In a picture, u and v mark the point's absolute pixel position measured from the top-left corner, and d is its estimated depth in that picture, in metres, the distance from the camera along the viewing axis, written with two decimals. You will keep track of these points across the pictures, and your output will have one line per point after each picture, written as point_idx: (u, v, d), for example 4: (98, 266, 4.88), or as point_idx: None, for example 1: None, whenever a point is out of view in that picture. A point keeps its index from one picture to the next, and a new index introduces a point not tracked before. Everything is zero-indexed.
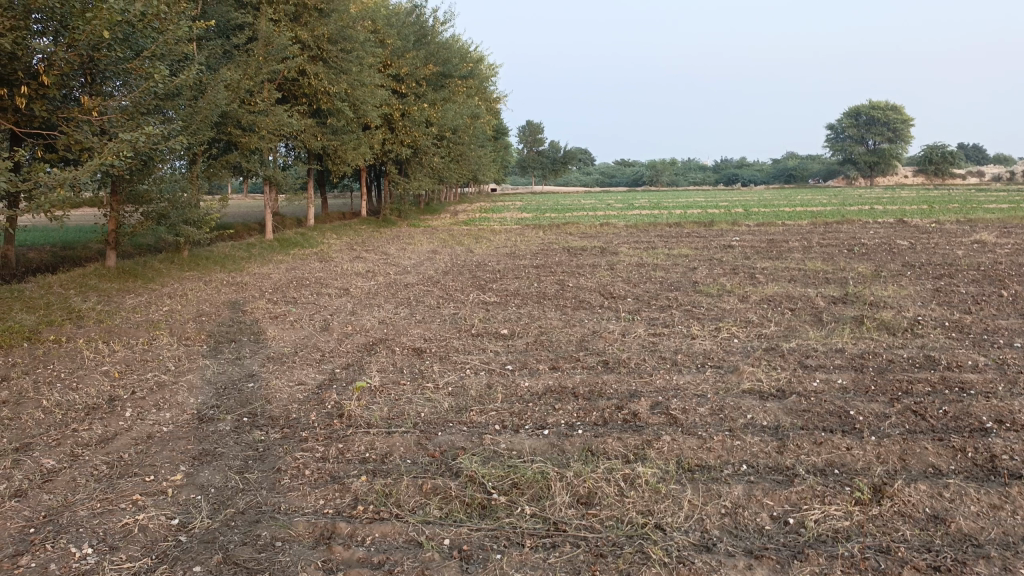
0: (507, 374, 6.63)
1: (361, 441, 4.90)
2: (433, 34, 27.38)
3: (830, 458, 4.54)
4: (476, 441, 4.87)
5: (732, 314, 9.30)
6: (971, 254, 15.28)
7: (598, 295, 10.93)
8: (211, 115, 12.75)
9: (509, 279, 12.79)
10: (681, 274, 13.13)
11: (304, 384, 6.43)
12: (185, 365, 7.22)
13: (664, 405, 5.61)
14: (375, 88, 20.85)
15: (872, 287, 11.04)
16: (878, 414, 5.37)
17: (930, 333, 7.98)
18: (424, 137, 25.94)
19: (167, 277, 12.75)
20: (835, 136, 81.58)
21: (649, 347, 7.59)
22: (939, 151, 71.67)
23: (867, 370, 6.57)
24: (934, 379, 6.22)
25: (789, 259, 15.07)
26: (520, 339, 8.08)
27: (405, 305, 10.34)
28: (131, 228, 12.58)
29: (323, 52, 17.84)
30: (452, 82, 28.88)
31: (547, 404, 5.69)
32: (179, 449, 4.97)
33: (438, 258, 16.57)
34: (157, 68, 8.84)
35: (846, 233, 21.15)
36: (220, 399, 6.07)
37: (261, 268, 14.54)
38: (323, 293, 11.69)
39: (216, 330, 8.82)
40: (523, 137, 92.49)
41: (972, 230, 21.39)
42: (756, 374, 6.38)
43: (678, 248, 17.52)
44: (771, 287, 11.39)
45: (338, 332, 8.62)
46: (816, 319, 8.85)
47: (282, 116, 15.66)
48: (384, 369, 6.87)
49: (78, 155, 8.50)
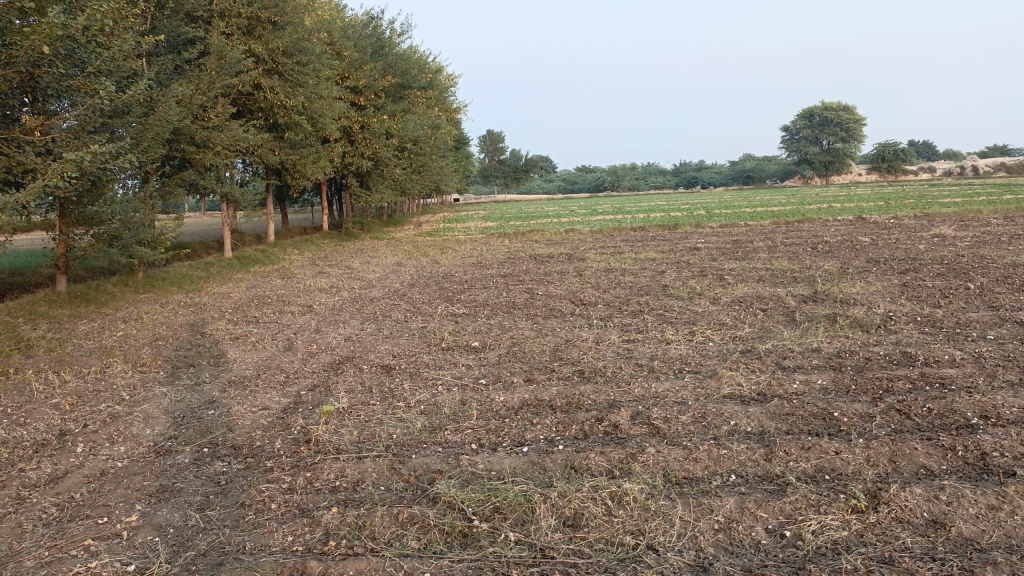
0: (480, 388, 6.40)
1: (330, 469, 4.63)
2: (389, 46, 27.14)
3: (820, 463, 4.40)
4: (453, 462, 4.64)
5: (706, 316, 9.20)
6: (933, 248, 15.46)
7: (568, 303, 10.76)
8: (162, 132, 12.34)
9: (477, 289, 12.56)
10: (650, 278, 13.04)
11: (268, 409, 6.13)
12: (141, 393, 6.87)
13: (644, 414, 5.43)
14: (332, 101, 20.52)
15: (840, 284, 11.04)
16: (863, 415, 5.26)
17: (904, 328, 7.94)
18: (384, 149, 25.62)
19: (121, 301, 12.28)
20: (791, 137, 82.94)
21: (624, 354, 7.42)
22: (891, 149, 73.22)
23: (846, 369, 6.48)
24: (913, 375, 6.15)
25: (756, 259, 15.08)
26: (492, 351, 7.87)
27: (371, 320, 10.06)
28: (82, 252, 12.10)
29: (277, 65, 17.47)
30: (411, 93, 28.61)
31: (524, 419, 5.48)
32: (135, 486, 4.65)
33: (403, 270, 16.30)
34: (103, 84, 8.45)
35: (809, 232, 21.33)
36: (178, 429, 5.74)
37: (221, 287, 14.13)
38: (285, 311, 11.34)
39: (175, 355, 8.45)
40: (484, 146, 92.44)
41: (931, 224, 21.74)
42: (736, 378, 6.24)
43: (645, 253, 17.47)
44: (741, 287, 11.34)
45: (303, 351, 8.31)
46: (789, 319, 8.78)
47: (237, 131, 15.27)
48: (353, 388, 6.59)
49: (21, 177, 8.06)
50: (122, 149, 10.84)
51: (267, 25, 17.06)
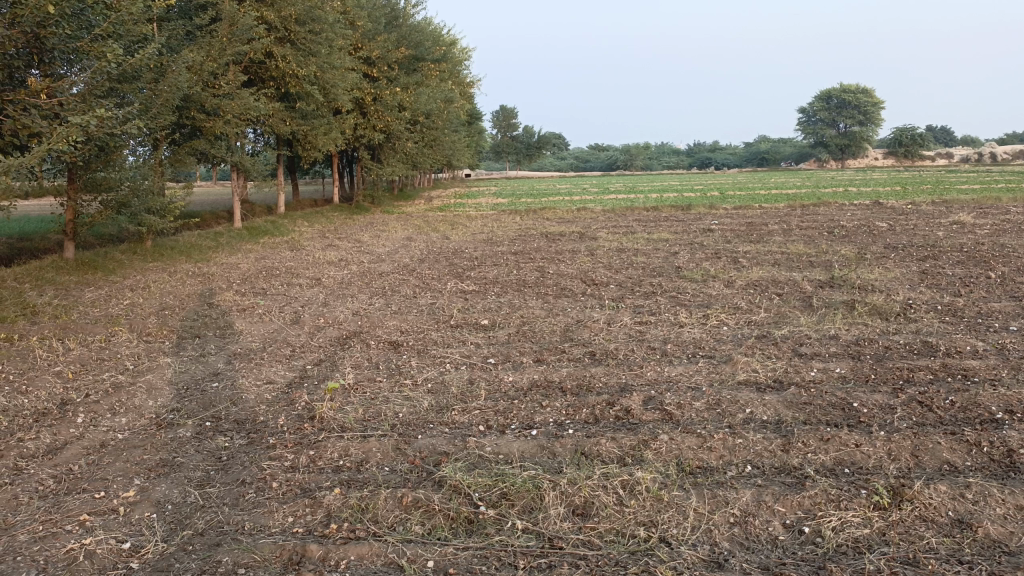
0: (489, 368, 6.26)
1: (334, 447, 4.51)
2: (403, 17, 26.78)
3: (839, 456, 4.25)
4: (460, 444, 4.51)
5: (720, 300, 9.00)
6: (952, 235, 15.19)
7: (579, 282, 10.59)
8: (172, 98, 12.17)
9: (487, 266, 12.41)
10: (663, 259, 12.84)
11: (273, 383, 6.02)
12: (146, 363, 6.77)
13: (657, 400, 5.28)
14: (345, 71, 20.25)
15: (858, 270, 10.82)
16: (884, 406, 5.10)
17: (924, 317, 7.74)
18: (397, 121, 25.35)
19: (129, 269, 12.19)
20: (808, 120, 81.93)
21: (636, 337, 7.26)
22: (908, 134, 72.27)
23: (865, 358, 6.30)
24: (934, 366, 5.97)
25: (771, 242, 14.84)
26: (502, 330, 7.73)
27: (380, 295, 9.93)
28: (89, 218, 11.98)
29: (289, 33, 17.23)
30: (425, 65, 28.27)
31: (534, 401, 5.35)
32: (134, 460, 4.54)
33: (413, 245, 16.14)
34: (110, 47, 8.30)
35: (825, 216, 21.01)
36: (181, 402, 5.64)
37: (229, 258, 14.02)
38: (293, 283, 11.21)
39: (181, 325, 8.34)
40: (497, 121, 91.81)
41: (949, 210, 21.35)
42: (751, 365, 6.07)
43: (658, 233, 17.25)
44: (755, 271, 11.14)
45: (310, 325, 8.19)
46: (806, 305, 8.58)
47: (247, 99, 15.08)
48: (359, 365, 6.46)
49: (26, 141, 7.94)
50: (130, 115, 10.70)
51: None
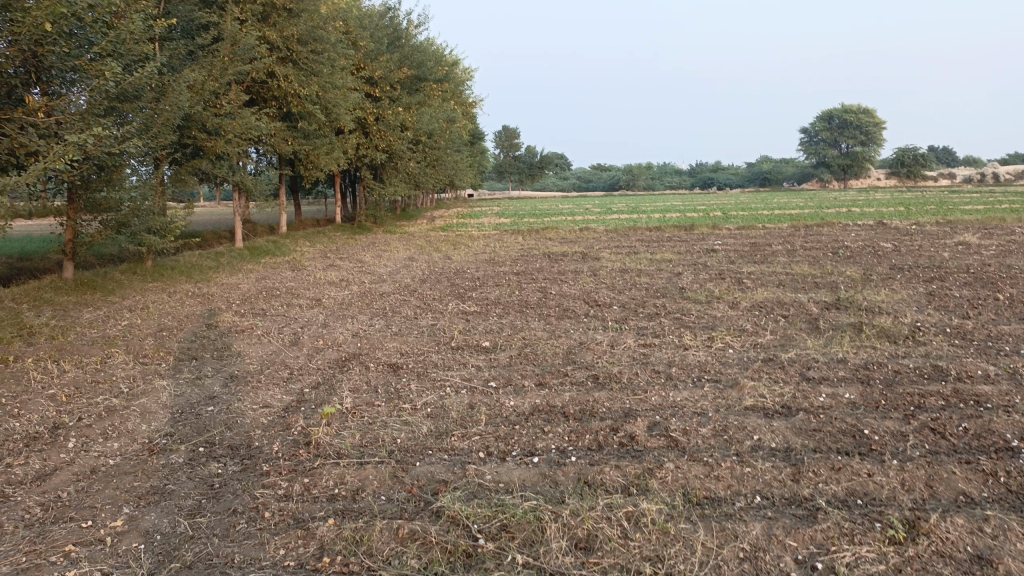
0: (490, 392, 6.13)
1: (329, 475, 4.39)
2: (406, 37, 26.89)
3: (851, 487, 4.12)
4: (459, 472, 4.38)
5: (725, 322, 8.88)
6: (957, 256, 15.07)
7: (582, 303, 10.49)
8: (173, 117, 12.15)
9: (489, 287, 12.32)
10: (667, 280, 12.75)
11: (269, 407, 5.90)
12: (141, 386, 6.65)
13: (662, 426, 5.15)
14: (347, 91, 20.29)
15: (863, 292, 10.70)
16: (895, 433, 4.96)
17: (933, 340, 7.61)
18: (399, 141, 25.38)
19: (129, 289, 12.11)
20: (810, 141, 82.16)
21: (640, 359, 7.13)
22: (910, 154, 72.37)
23: (874, 383, 6.16)
24: (945, 391, 5.83)
25: (776, 263, 14.74)
26: (503, 352, 7.60)
27: (380, 316, 9.82)
28: (89, 238, 11.91)
29: (292, 53, 17.27)
30: (427, 86, 28.35)
31: (535, 427, 5.22)
32: (124, 487, 4.41)
33: (415, 265, 16.07)
34: (109, 66, 8.28)
35: (829, 236, 20.93)
36: (175, 426, 5.51)
37: (230, 278, 13.94)
38: (293, 304, 11.11)
39: (179, 346, 8.23)
40: (500, 142, 92.27)
41: (953, 231, 21.28)
42: (758, 389, 5.94)
43: (661, 253, 17.16)
44: (760, 292, 11.03)
45: (309, 347, 8.08)
46: (812, 327, 8.45)
47: (249, 119, 15.07)
48: (358, 388, 6.33)
49: (23, 159, 7.89)
50: (130, 134, 10.66)
51: (283, 12, 16.83)
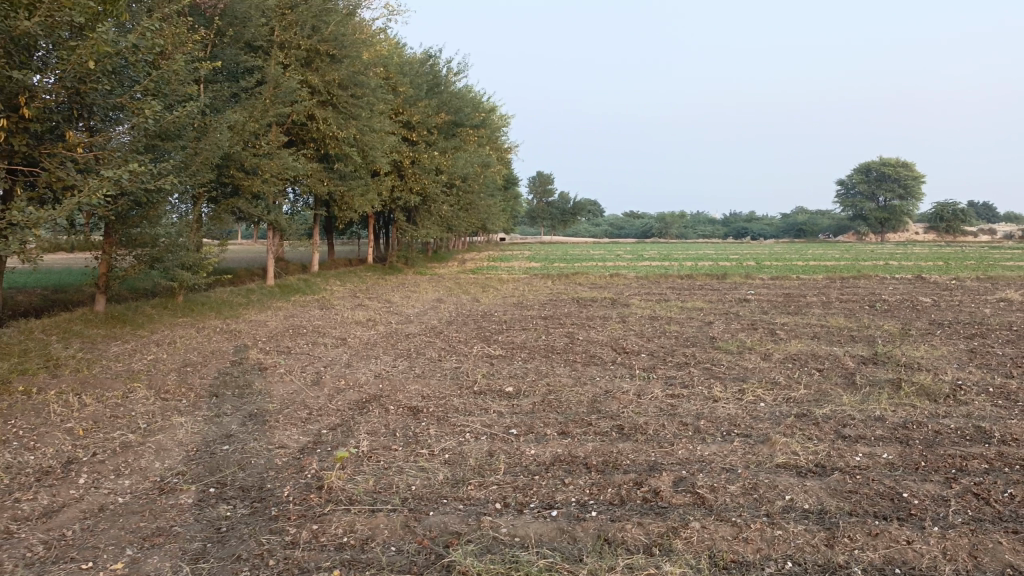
0: (510, 440, 5.94)
1: (339, 522, 4.24)
2: (444, 83, 27.32)
3: (889, 554, 3.86)
4: (473, 523, 4.20)
5: (757, 374, 8.61)
6: (1000, 312, 14.62)
7: (610, 350, 10.29)
8: (211, 156, 12.37)
9: (516, 331, 12.18)
10: (697, 329, 12.50)
11: (285, 448, 5.78)
12: (159, 422, 6.59)
13: (688, 481, 4.93)
14: (384, 135, 20.57)
15: (902, 347, 10.36)
16: (936, 497, 4.67)
17: (976, 400, 7.27)
18: (433, 184, 25.60)
19: (158, 324, 12.19)
20: (846, 193, 81.52)
21: (668, 410, 6.89)
22: (949, 209, 71.32)
23: (914, 443, 5.86)
24: (989, 454, 5.52)
25: (810, 315, 14.42)
26: (527, 398, 7.43)
27: (404, 358, 9.70)
28: (122, 272, 12.04)
29: (332, 97, 17.57)
30: (463, 131, 28.67)
31: (555, 478, 5.02)
32: (130, 527, 4.29)
33: (443, 306, 16.03)
34: (149, 104, 8.44)
35: (865, 289, 20.50)
36: (187, 465, 5.41)
37: (259, 315, 13.99)
38: (319, 343, 11.06)
39: (201, 383, 8.19)
40: (533, 188, 93.01)
41: (995, 287, 20.75)
42: (791, 446, 5.67)
43: (692, 302, 16.91)
44: (794, 344, 10.74)
45: (330, 387, 7.98)
46: (848, 382, 8.15)
47: (285, 159, 15.29)
48: (375, 432, 6.18)
49: (59, 193, 8.01)
50: (167, 172, 10.83)
51: (325, 57, 17.17)
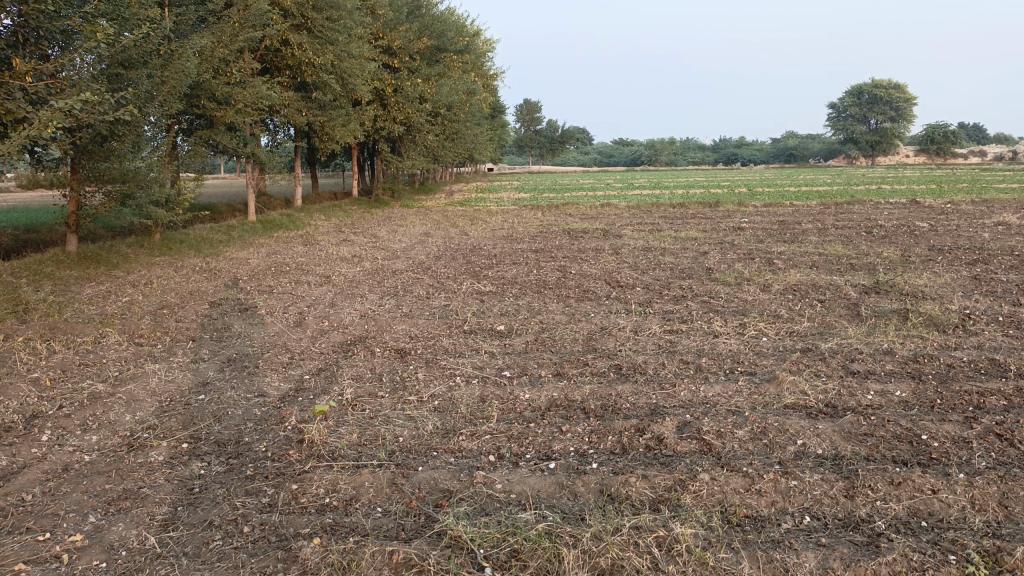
0: (503, 383, 5.63)
1: (320, 481, 3.92)
2: (427, 7, 26.15)
3: (914, 505, 3.60)
4: (465, 480, 3.90)
5: (757, 306, 8.29)
6: (998, 236, 14.32)
7: (604, 284, 9.93)
8: (180, 85, 11.66)
9: (506, 265, 11.78)
10: (692, 259, 12.16)
11: (264, 397, 5.44)
12: (132, 369, 6.24)
13: (693, 426, 4.63)
14: (364, 62, 19.68)
15: (904, 275, 10.05)
16: (957, 439, 4.40)
17: (986, 330, 6.98)
18: (417, 113, 24.75)
19: (134, 263, 11.72)
20: (838, 116, 80.39)
21: (667, 348, 6.59)
22: (940, 131, 70.49)
23: (927, 379, 5.58)
24: (1007, 390, 5.24)
25: (807, 242, 14.08)
26: (519, 337, 7.11)
27: (390, 296, 9.31)
28: (93, 210, 11.48)
29: (306, 20, 16.66)
30: (447, 56, 27.60)
31: (552, 425, 4.70)
32: (94, 490, 3.96)
33: (430, 240, 15.60)
34: (102, 27, 7.82)
35: (860, 214, 20.15)
36: (160, 418, 5.08)
37: (240, 252, 13.52)
38: (302, 281, 10.64)
39: (177, 326, 7.82)
40: (520, 115, 91.23)
41: (990, 210, 20.43)
42: (799, 385, 5.38)
43: (686, 231, 16.52)
44: (793, 274, 10.39)
45: (313, 328, 7.62)
46: (853, 314, 7.84)
47: (260, 88, 14.54)
48: (360, 377, 5.85)
49: (12, 127, 7.48)
50: (128, 101, 10.19)
51: None
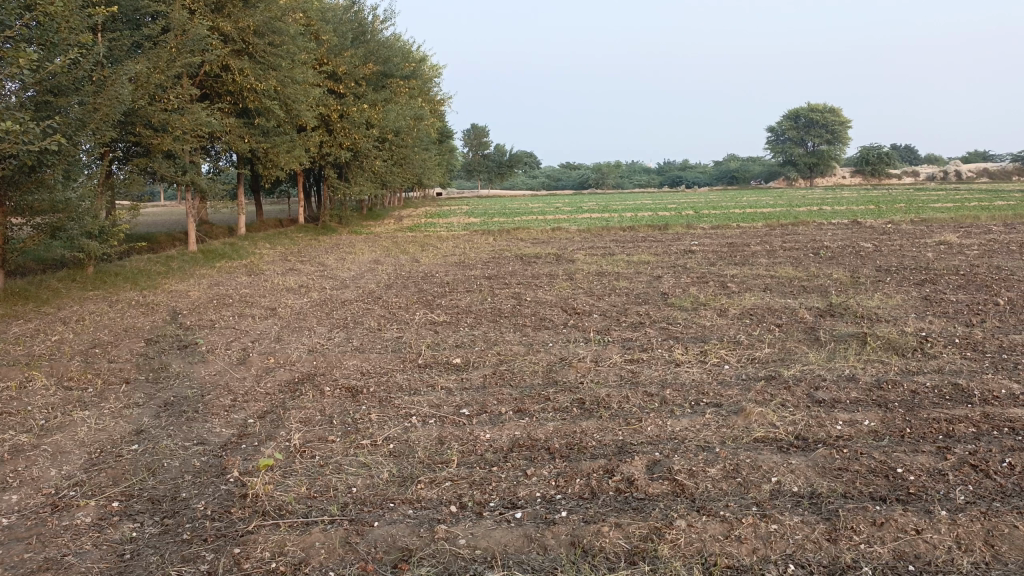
0: (461, 423, 5.33)
1: (266, 543, 3.59)
2: (372, 32, 25.97)
3: (898, 547, 3.44)
4: (426, 536, 3.61)
5: (715, 333, 8.18)
6: (941, 256, 14.62)
7: (560, 311, 9.74)
8: (114, 112, 11.14)
9: (459, 293, 11.52)
10: (646, 284, 12.07)
11: (205, 446, 5.05)
12: (59, 418, 5.76)
13: (664, 465, 4.43)
14: (309, 87, 19.33)
15: (857, 297, 10.10)
16: (933, 472, 4.28)
17: (944, 353, 6.97)
18: (365, 139, 24.41)
19: (66, 299, 11.10)
20: (777, 139, 82.58)
21: (629, 379, 6.39)
22: (874, 153, 72.92)
23: (894, 407, 5.48)
24: (974, 416, 5.18)
25: (757, 264, 14.18)
26: (476, 370, 6.83)
27: (340, 329, 8.95)
28: (21, 243, 10.83)
29: (248, 45, 16.25)
30: (394, 82, 27.38)
31: (516, 468, 4.44)
32: (9, 561, 3.53)
33: (380, 268, 15.24)
34: (26, 52, 7.42)
35: (806, 235, 20.50)
36: (90, 472, 4.66)
37: (180, 284, 12.95)
38: (246, 314, 10.20)
39: (110, 367, 7.32)
40: (468, 140, 91.38)
41: (930, 230, 21.03)
42: (767, 416, 5.23)
43: (637, 254, 16.52)
44: (748, 297, 10.35)
45: (258, 366, 7.21)
46: (812, 339, 7.76)
47: (199, 114, 14.07)
48: (309, 419, 5.49)
49: None
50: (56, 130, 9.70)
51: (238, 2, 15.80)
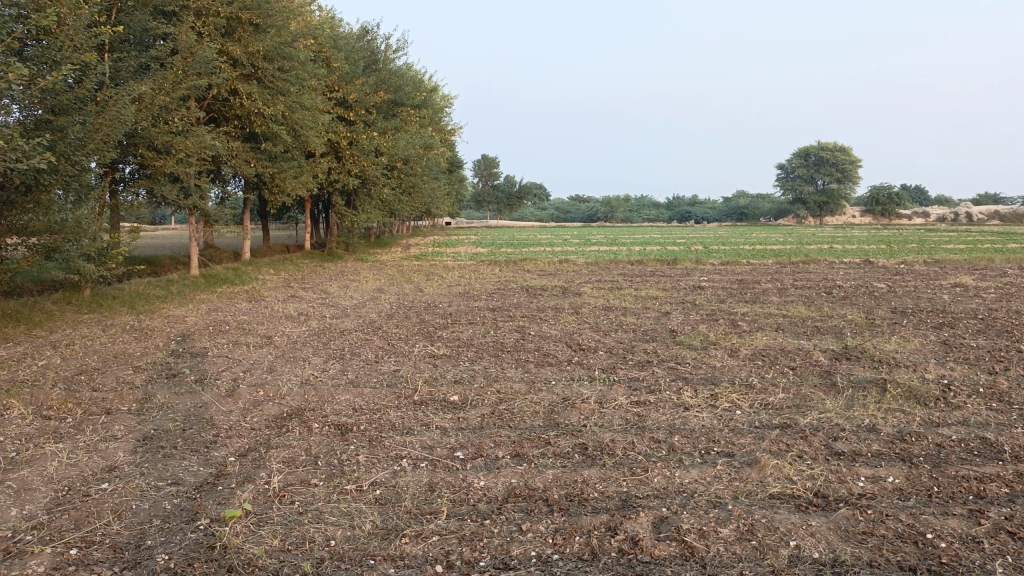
0: (454, 468, 4.98)
1: None
2: (384, 61, 26.02)
3: None
4: None
5: (726, 374, 7.82)
6: (958, 299, 14.24)
7: (564, 347, 9.40)
8: (115, 132, 10.93)
9: (462, 325, 11.19)
10: (654, 320, 11.74)
11: (179, 486, 4.71)
12: (30, 450, 5.44)
13: (672, 523, 4.07)
14: (318, 113, 19.24)
15: (873, 339, 9.74)
16: (966, 539, 3.91)
17: (969, 403, 6.58)
18: (373, 166, 24.30)
19: (58, 321, 10.85)
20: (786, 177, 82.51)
21: (635, 423, 6.03)
22: (884, 193, 72.69)
23: (919, 462, 5.10)
24: (1006, 476, 4.80)
25: (768, 303, 13.83)
26: (475, 409, 6.48)
27: (335, 360, 8.63)
28: (15, 263, 10.33)
29: (257, 70, 16.16)
30: (404, 110, 27.37)
31: (510, 523, 4.08)
32: None
33: (383, 297, 14.97)
34: (17, 68, 7.24)
35: (818, 273, 20.15)
36: (52, 513, 4.32)
37: (177, 309, 12.69)
38: (240, 342, 9.90)
39: (93, 396, 7.01)
40: (478, 171, 91.67)
41: (944, 271, 20.65)
42: (783, 470, 4.86)
43: (645, 289, 16.22)
44: (760, 337, 10.00)
45: (246, 399, 6.89)
46: (828, 384, 7.39)
47: (203, 137, 13.94)
48: (292, 460, 5.16)
49: None
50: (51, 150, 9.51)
51: (248, 27, 15.73)
